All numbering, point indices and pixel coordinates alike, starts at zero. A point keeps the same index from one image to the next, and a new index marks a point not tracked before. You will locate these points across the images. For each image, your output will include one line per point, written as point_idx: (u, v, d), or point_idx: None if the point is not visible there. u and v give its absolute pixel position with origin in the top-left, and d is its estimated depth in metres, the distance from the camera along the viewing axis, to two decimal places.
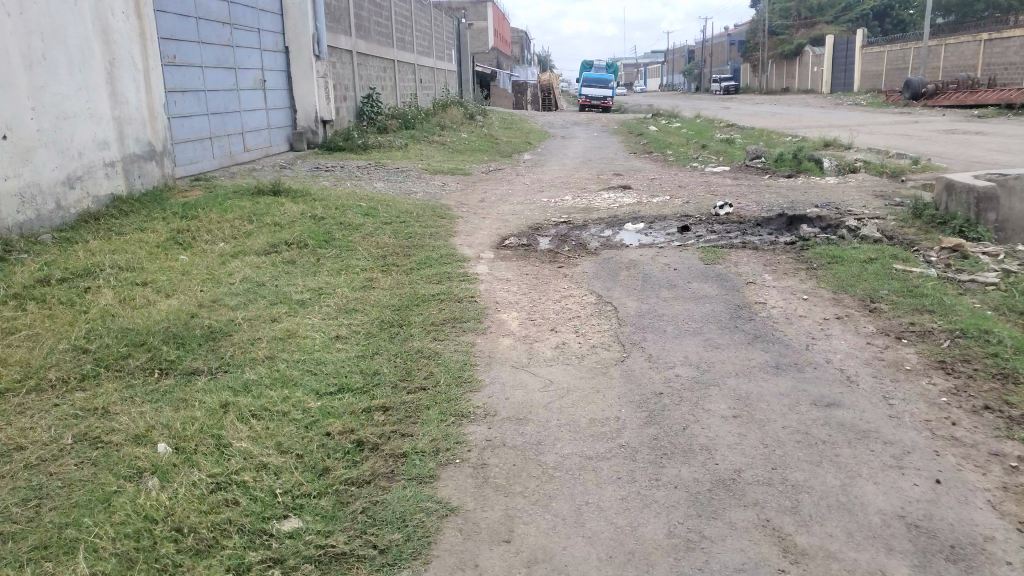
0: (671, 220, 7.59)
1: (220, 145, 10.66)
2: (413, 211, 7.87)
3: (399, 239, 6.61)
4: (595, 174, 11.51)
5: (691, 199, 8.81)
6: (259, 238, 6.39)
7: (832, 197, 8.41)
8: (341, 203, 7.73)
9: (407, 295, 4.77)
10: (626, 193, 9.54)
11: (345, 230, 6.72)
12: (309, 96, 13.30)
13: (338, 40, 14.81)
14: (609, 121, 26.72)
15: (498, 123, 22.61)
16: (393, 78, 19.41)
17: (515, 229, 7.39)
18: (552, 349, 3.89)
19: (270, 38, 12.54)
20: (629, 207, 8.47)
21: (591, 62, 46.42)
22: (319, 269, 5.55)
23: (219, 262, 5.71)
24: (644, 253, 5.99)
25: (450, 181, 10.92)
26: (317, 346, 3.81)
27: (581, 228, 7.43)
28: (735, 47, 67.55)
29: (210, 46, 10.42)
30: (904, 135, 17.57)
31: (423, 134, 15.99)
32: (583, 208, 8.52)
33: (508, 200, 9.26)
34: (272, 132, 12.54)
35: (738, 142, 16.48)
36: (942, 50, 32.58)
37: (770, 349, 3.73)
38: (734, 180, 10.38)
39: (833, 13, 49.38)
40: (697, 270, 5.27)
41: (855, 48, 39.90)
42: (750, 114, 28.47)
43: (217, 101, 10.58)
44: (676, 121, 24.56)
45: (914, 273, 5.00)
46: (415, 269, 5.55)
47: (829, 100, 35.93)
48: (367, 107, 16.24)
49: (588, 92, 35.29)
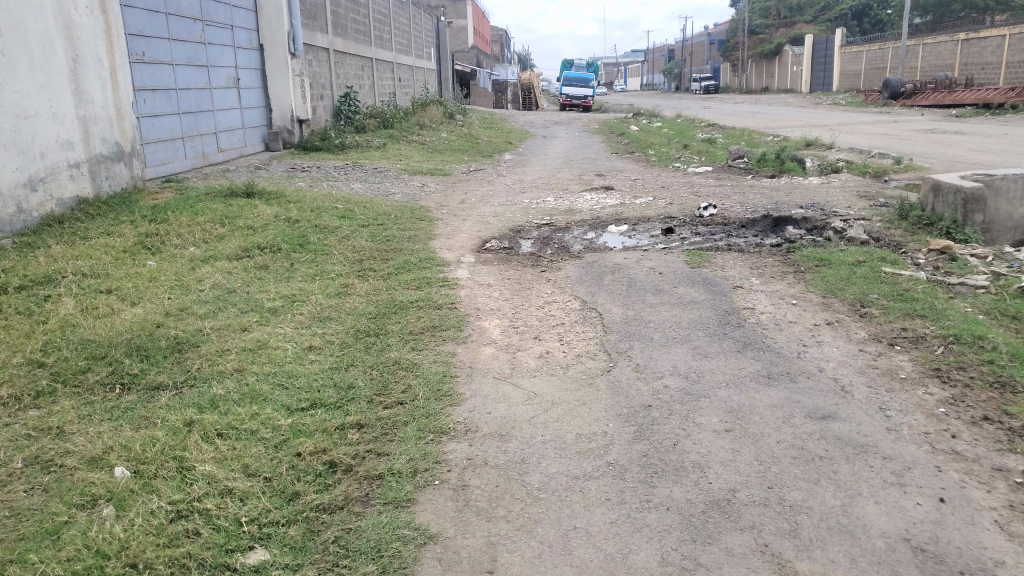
0: (655, 222, 7.47)
1: (193, 145, 10.41)
2: (391, 213, 7.70)
3: (376, 242, 6.43)
4: (576, 175, 11.39)
5: (674, 199, 8.72)
6: (232, 242, 6.19)
7: (817, 198, 8.34)
8: (317, 205, 7.53)
9: (383, 302, 4.61)
10: (608, 194, 9.43)
11: (320, 233, 6.53)
12: (285, 95, 13.06)
13: (315, 39, 14.57)
14: (590, 120, 26.66)
15: (479, 122, 22.44)
16: (372, 77, 19.19)
17: (496, 231, 7.24)
18: (536, 358, 3.75)
19: (244, 35, 12.28)
20: (612, 208, 8.36)
21: (572, 62, 46.40)
22: (292, 275, 5.36)
23: (188, 267, 5.50)
24: (627, 257, 5.87)
25: (430, 182, 10.74)
26: (289, 359, 3.63)
27: (564, 230, 7.29)
28: (714, 47, 67.84)
29: (181, 43, 10.16)
30: (885, 135, 17.64)
31: (402, 133, 15.79)
32: (565, 209, 8.39)
33: (489, 202, 9.11)
34: (247, 132, 12.29)
35: (719, 142, 16.46)
36: (919, 50, 32.88)
37: (760, 358, 3.61)
38: (717, 181, 10.31)
39: (812, 13, 49.72)
40: (682, 274, 5.15)
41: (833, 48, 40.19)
42: (731, 114, 28.55)
43: (188, 100, 10.31)
44: (657, 121, 24.54)
45: (903, 276, 4.91)
46: (393, 274, 5.38)
47: (809, 100, 36.14)
48: (345, 107, 16.01)
49: (568, 92, 35.23)
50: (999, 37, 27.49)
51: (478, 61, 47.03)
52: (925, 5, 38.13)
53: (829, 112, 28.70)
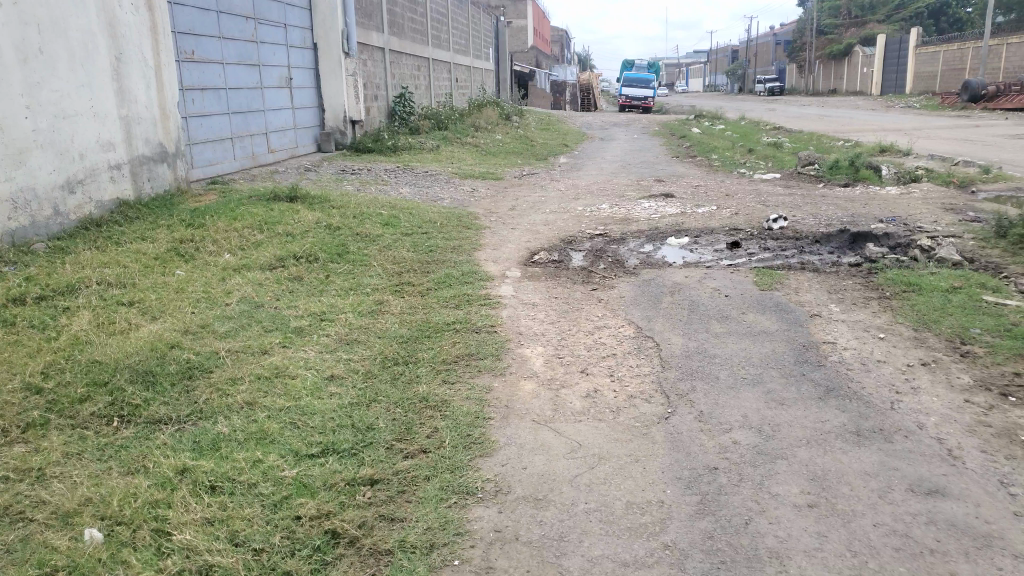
0: (719, 235, 6.92)
1: (242, 146, 10.28)
2: (437, 220, 7.34)
3: (419, 252, 6.06)
4: (634, 181, 10.85)
5: (740, 209, 8.12)
6: (268, 249, 5.91)
7: (898, 211, 7.65)
8: (360, 211, 7.23)
9: (418, 323, 4.21)
10: (667, 202, 8.89)
11: (361, 242, 6.19)
12: (337, 95, 12.89)
13: (370, 38, 14.37)
14: (649, 122, 25.97)
15: (535, 124, 22.01)
16: (428, 78, 18.97)
17: (546, 242, 6.81)
18: (582, 398, 3.29)
19: (298, 35, 12.11)
20: (671, 218, 7.83)
21: (631, 63, 45.64)
22: (325, 288, 5.02)
23: (219, 276, 5.22)
24: (689, 275, 5.36)
25: (481, 186, 10.37)
26: (305, 393, 3.25)
27: (620, 242, 6.81)
28: (780, 47, 65.97)
29: (232, 42, 10.01)
30: (966, 140, 16.56)
31: (456, 135, 15.49)
32: (621, 218, 7.90)
33: (541, 209, 8.67)
34: (298, 133, 12.13)
35: (786, 147, 15.69)
36: (1002, 50, 31.07)
37: (847, 407, 3.08)
38: (786, 190, 9.64)
39: (885, 12, 47.73)
40: (751, 298, 4.62)
41: (908, 48, 38.41)
42: (797, 116, 27.45)
43: (239, 101, 10.17)
44: (720, 123, 23.70)
45: (1010, 307, 4.27)
46: (432, 290, 5.00)
47: (882, 102, 34.56)
48: (399, 108, 15.79)
49: (628, 93, 34.52)
50: None
51: (536, 62, 46.62)
52: (1010, 3, 36.08)
53: (902, 115, 27.34)
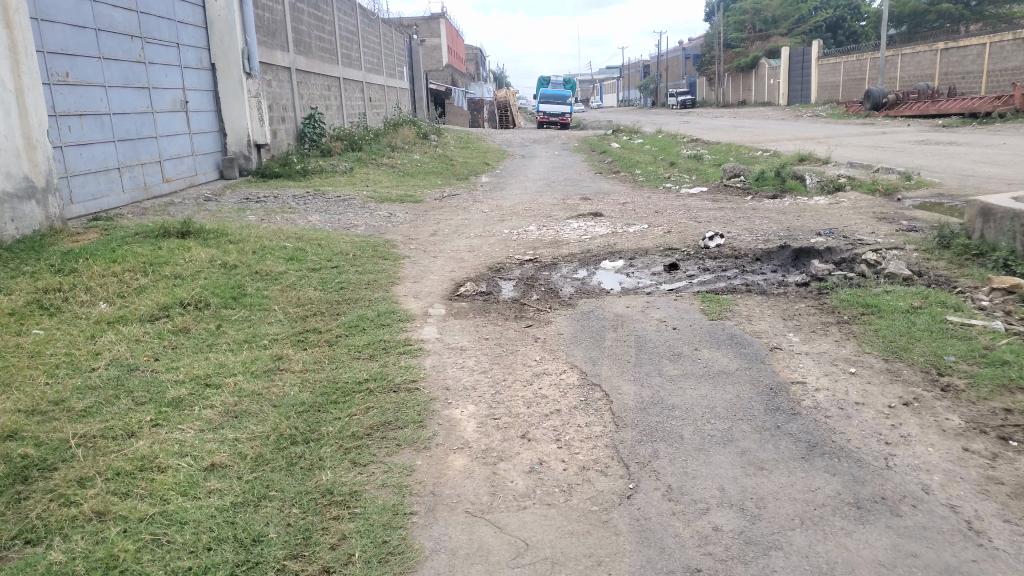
0: (655, 256, 6.50)
1: (132, 176, 9.33)
2: (351, 250, 6.67)
3: (329, 291, 5.38)
4: (561, 199, 10.40)
5: (672, 227, 7.75)
6: (152, 296, 5.13)
7: (833, 223, 7.42)
8: (262, 245, 6.48)
9: (323, 383, 3.56)
10: (597, 221, 8.45)
11: (261, 283, 5.47)
12: (240, 118, 12.02)
13: (274, 57, 13.54)
14: (569, 138, 25.83)
15: (454, 143, 21.45)
16: (340, 97, 18.19)
17: (472, 271, 6.22)
18: (525, 474, 2.71)
19: (193, 55, 11.24)
20: (603, 238, 7.38)
21: (548, 79, 45.87)
22: (216, 343, 4.29)
23: (88, 333, 4.42)
24: (630, 303, 4.87)
25: (399, 210, 9.70)
26: (176, 495, 2.57)
27: (552, 267, 6.28)
28: (690, 62, 67.82)
29: (115, 63, 9.10)
30: (877, 147, 16.96)
31: (371, 156, 14.78)
32: (551, 240, 7.41)
33: (464, 233, 8.10)
34: (197, 160, 11.21)
35: (707, 159, 15.66)
36: (897, 61, 32.44)
37: (838, 469, 2.60)
38: (716, 205, 9.37)
39: (787, 26, 49.59)
40: (703, 331, 4.16)
41: (810, 60, 39.82)
42: (712, 128, 27.87)
43: (126, 127, 9.24)
44: (638, 137, 23.71)
45: (977, 328, 3.93)
46: (342, 337, 4.35)
47: (790, 113, 35.63)
48: (309, 129, 14.96)
49: (547, 110, 34.46)
50: (980, 46, 27.05)
51: (453, 80, 46.28)
52: (901, 16, 37.93)
53: (811, 124, 28.15)
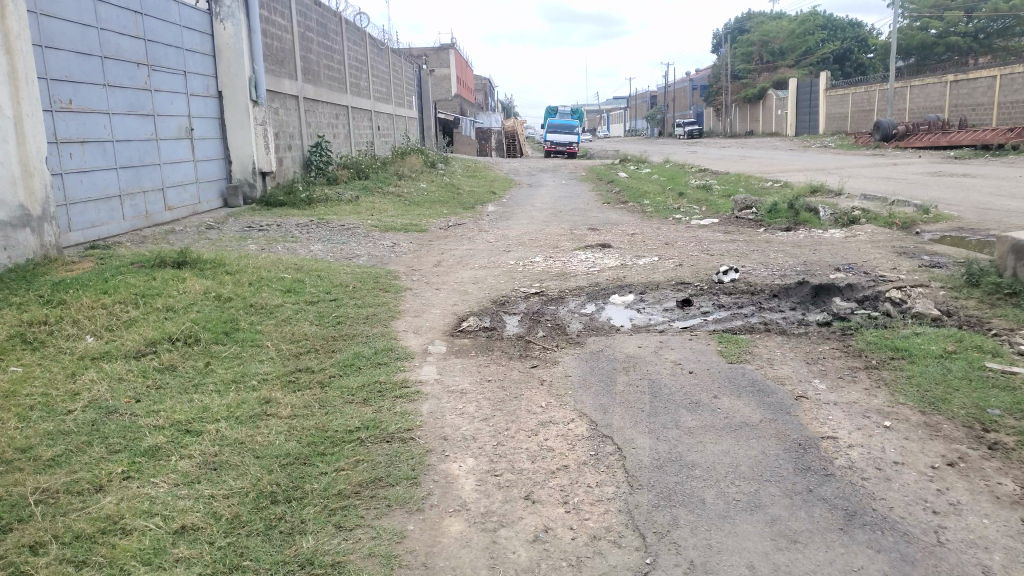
0: (667, 290, 6.23)
1: (133, 204, 9.14)
2: (351, 282, 6.43)
3: (325, 325, 5.13)
4: (568, 229, 10.18)
5: (683, 260, 7.49)
6: (139, 329, 4.87)
7: (851, 258, 7.15)
8: (259, 276, 6.24)
9: (311, 430, 3.28)
10: (605, 253, 8.20)
11: (255, 316, 5.22)
12: (246, 146, 11.87)
13: (281, 84, 13.45)
14: (577, 167, 25.74)
15: (461, 170, 21.33)
16: (347, 125, 18.11)
17: (476, 305, 5.96)
18: (530, 545, 2.42)
19: (200, 82, 11.13)
20: (612, 271, 7.12)
21: (556, 108, 46.03)
22: (203, 384, 4.01)
23: (68, 370, 4.15)
24: (642, 342, 4.60)
25: (403, 240, 9.49)
26: (139, 566, 2.28)
27: (558, 301, 6.02)
28: (697, 92, 68.12)
29: (121, 90, 8.95)
30: (889, 178, 16.75)
31: (377, 184, 14.63)
32: (558, 272, 7.16)
33: (468, 263, 7.86)
34: (200, 186, 11.04)
35: (717, 190, 15.46)
36: (906, 93, 32.37)
37: (882, 545, 2.31)
38: (727, 237, 9.11)
39: (795, 58, 49.78)
40: (722, 376, 3.87)
41: (819, 91, 39.82)
42: (720, 158, 27.76)
43: (129, 154, 9.07)
44: (646, 167, 23.57)
45: (1019, 376, 3.64)
46: (337, 377, 4.07)
47: (798, 143, 35.54)
48: (315, 156, 14.83)
49: (554, 138, 34.44)
50: (990, 78, 26.96)
51: (462, 109, 46.47)
52: (909, 49, 37.99)
53: (820, 154, 28.02)
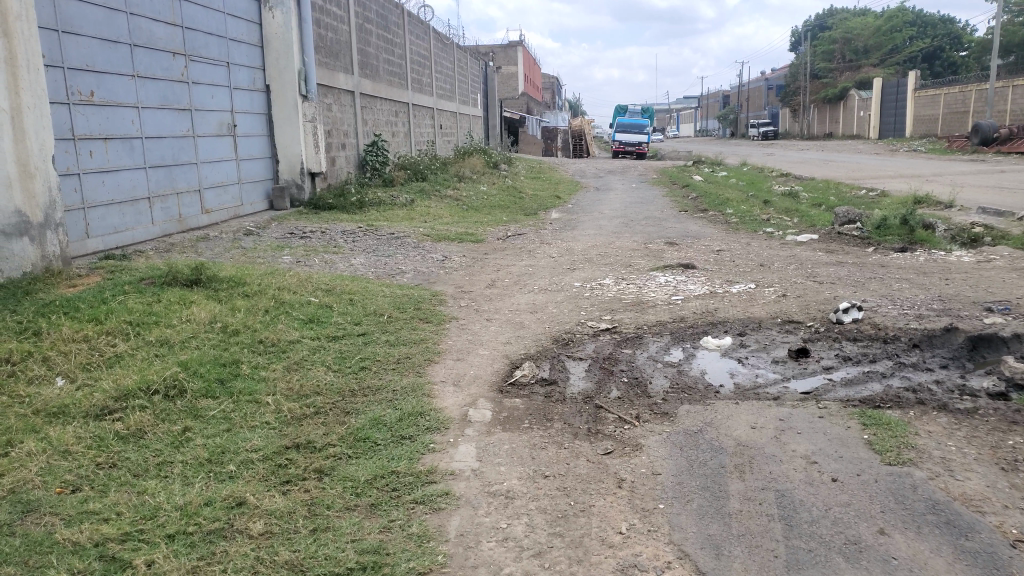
0: (773, 333, 5.02)
1: (164, 207, 8.41)
2: (388, 309, 5.44)
3: (346, 373, 4.12)
4: (641, 244, 8.98)
5: (786, 289, 6.23)
6: (118, 373, 3.96)
7: (1000, 293, 5.77)
8: (280, 301, 5.30)
9: (279, 571, 2.27)
10: (688, 275, 7.00)
11: (261, 358, 4.26)
12: (294, 143, 11.09)
13: (336, 78, 12.65)
14: (646, 170, 24.40)
15: (524, 172, 20.26)
16: (408, 123, 17.28)
17: (534, 344, 4.87)
18: None
19: (245, 74, 10.40)
20: (699, 300, 5.95)
21: (625, 108, 44.63)
22: (167, 466, 3.04)
23: (6, 434, 3.24)
24: (755, 421, 3.41)
25: (455, 252, 8.50)
26: None
27: (636, 342, 4.89)
28: (773, 92, 65.47)
29: (153, 81, 8.21)
30: (1001, 187, 14.92)
31: (434, 186, 13.70)
32: (633, 300, 6.02)
33: (527, 285, 6.80)
34: (243, 188, 10.29)
35: (805, 199, 13.98)
36: (1006, 93, 29.64)
37: None
38: (830, 259, 7.77)
39: (881, 56, 46.99)
40: (883, 492, 2.67)
41: (906, 91, 37.13)
42: (799, 161, 25.97)
43: (161, 152, 8.33)
44: (721, 170, 22.06)
45: None
46: (342, 465, 3.04)
47: (886, 147, 33.20)
48: (370, 156, 13.98)
49: (623, 138, 32.94)
50: None
51: (529, 108, 45.51)
52: (1011, 46, 35.13)
53: (912, 159, 25.91)
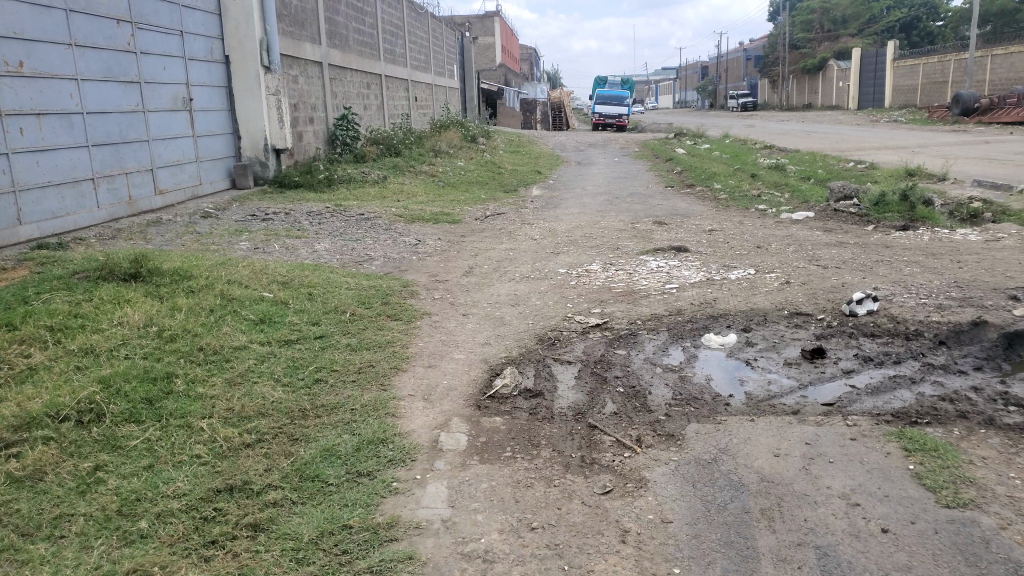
0: (780, 329, 4.52)
1: (111, 188, 7.71)
2: (351, 304, 4.86)
3: (297, 388, 3.54)
4: (628, 224, 8.44)
5: (789, 275, 5.72)
6: (23, 390, 3.35)
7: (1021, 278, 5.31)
8: (227, 298, 4.70)
9: None
10: (681, 259, 6.48)
11: (199, 369, 3.67)
12: (256, 117, 10.37)
13: (301, 47, 11.88)
14: (627, 142, 23.80)
15: (503, 145, 19.58)
16: (381, 95, 16.52)
17: (516, 345, 4.32)
18: None
19: (202, 44, 9.66)
20: (695, 289, 5.43)
21: (604, 79, 43.82)
22: (65, 522, 2.47)
23: None
24: (778, 445, 2.90)
25: (429, 234, 7.91)
26: None
27: (631, 340, 4.36)
28: (753, 62, 64.85)
29: (94, 50, 7.47)
30: (990, 159, 14.53)
31: (408, 162, 13.03)
32: (624, 289, 5.49)
33: (507, 272, 6.24)
34: (200, 166, 9.59)
35: (792, 173, 13.50)
36: (987, 63, 29.28)
37: None
38: (829, 239, 7.29)
39: (861, 25, 46.48)
40: (947, 549, 2.18)
41: (886, 60, 36.71)
42: (780, 133, 25.48)
43: (106, 129, 7.62)
44: (703, 143, 21.51)
45: None
46: (286, 518, 2.50)
47: (867, 117, 32.81)
48: (340, 130, 13.23)
49: (603, 110, 32.24)
50: None
51: (506, 79, 44.57)
52: (991, 15, 34.79)
53: (894, 130, 25.53)
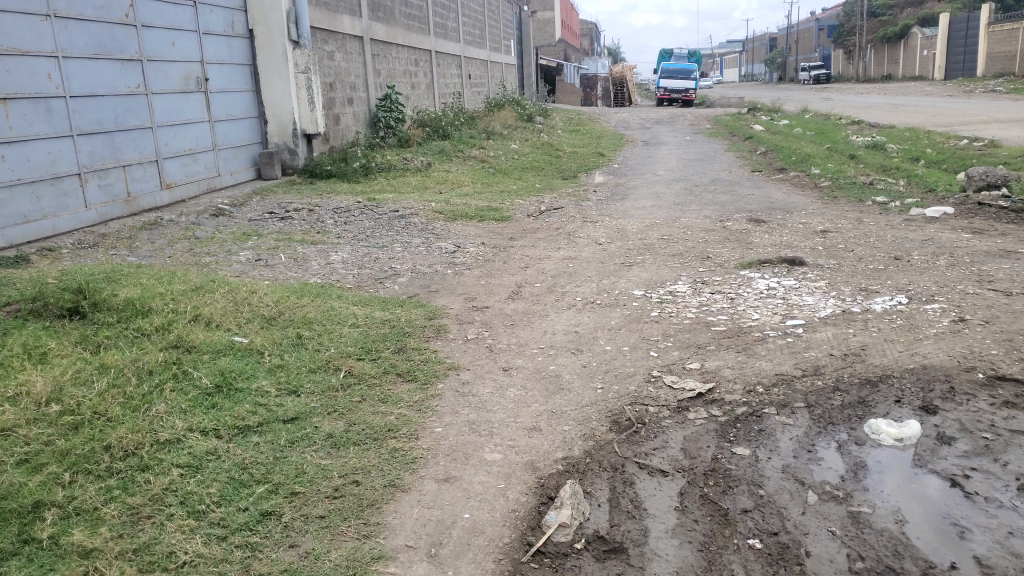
0: (984, 410, 2.97)
1: (104, 185, 6.58)
2: (348, 355, 3.51)
3: (233, 536, 2.23)
4: (716, 222, 6.86)
5: (959, 307, 4.12)
6: None
7: None
8: (179, 349, 3.41)
9: None
10: (798, 277, 4.92)
11: (93, 493, 2.37)
12: (283, 98, 9.14)
13: (337, 18, 10.57)
14: (696, 118, 21.86)
15: (562, 125, 18.00)
16: (431, 72, 15.15)
17: (580, 434, 2.90)
18: None
19: (219, 15, 8.45)
20: (831, 329, 3.89)
21: (669, 52, 41.45)
22: None
23: None
24: None
25: (471, 237, 6.51)
26: None
27: (755, 429, 2.89)
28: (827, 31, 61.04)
29: (80, 22, 6.31)
30: None
31: (457, 145, 11.65)
32: (728, 328, 3.98)
33: (566, 295, 4.78)
34: (218, 155, 8.42)
35: (897, 154, 11.57)
36: None
37: None
38: (988, 246, 5.58)
39: None
40: None
41: (980, 24, 33.41)
42: (866, 106, 23.10)
43: (97, 115, 6.47)
44: (784, 117, 19.48)
45: None
46: None
47: (959, 87, 29.85)
48: (383, 111, 11.92)
49: (668, 85, 30.18)
50: None
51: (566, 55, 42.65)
52: None
53: (995, 100, 22.87)
